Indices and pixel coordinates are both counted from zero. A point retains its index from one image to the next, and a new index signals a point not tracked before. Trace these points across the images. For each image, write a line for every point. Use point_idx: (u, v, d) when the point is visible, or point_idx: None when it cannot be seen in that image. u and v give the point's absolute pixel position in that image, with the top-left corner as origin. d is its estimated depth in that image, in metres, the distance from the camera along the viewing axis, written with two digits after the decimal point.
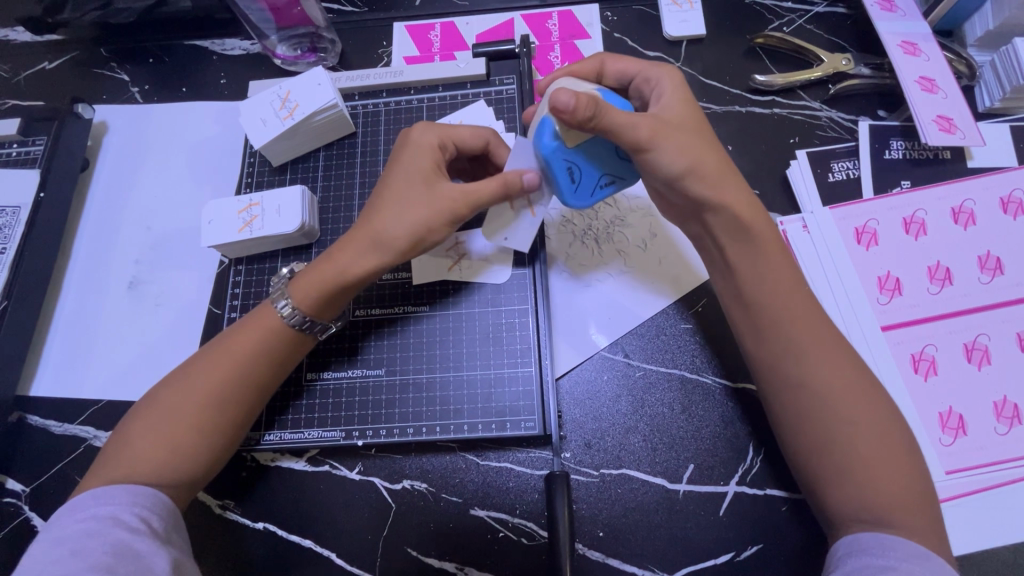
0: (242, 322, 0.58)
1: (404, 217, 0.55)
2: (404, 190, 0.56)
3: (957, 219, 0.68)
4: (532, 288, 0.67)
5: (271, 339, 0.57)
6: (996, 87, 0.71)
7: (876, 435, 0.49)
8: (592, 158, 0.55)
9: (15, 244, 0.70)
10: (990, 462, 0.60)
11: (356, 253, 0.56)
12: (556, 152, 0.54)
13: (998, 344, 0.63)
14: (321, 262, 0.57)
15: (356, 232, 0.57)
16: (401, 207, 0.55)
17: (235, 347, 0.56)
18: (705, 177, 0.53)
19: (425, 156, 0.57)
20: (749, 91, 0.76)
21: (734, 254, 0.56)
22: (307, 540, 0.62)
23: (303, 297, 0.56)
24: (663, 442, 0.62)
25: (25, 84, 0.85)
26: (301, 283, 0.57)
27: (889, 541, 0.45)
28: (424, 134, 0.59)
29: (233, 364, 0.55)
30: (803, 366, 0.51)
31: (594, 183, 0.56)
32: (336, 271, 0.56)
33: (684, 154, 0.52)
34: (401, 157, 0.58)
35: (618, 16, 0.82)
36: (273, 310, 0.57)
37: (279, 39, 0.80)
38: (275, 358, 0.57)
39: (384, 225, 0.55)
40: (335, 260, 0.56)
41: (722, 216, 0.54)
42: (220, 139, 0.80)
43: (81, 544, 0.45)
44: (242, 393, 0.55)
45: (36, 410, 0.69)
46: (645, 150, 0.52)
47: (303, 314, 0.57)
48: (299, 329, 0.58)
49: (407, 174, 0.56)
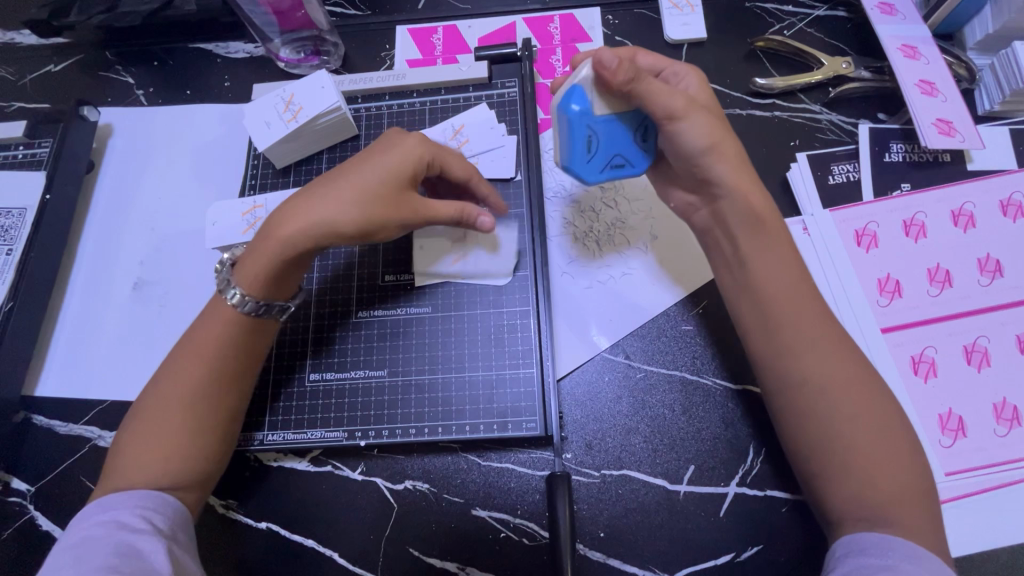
0: (204, 315, 0.58)
1: (354, 210, 0.55)
2: (362, 183, 0.56)
3: (957, 221, 0.68)
4: (534, 290, 0.67)
5: (235, 327, 0.56)
6: (996, 90, 0.71)
7: (875, 436, 0.49)
8: (611, 136, 0.58)
9: (21, 245, 0.70)
10: (989, 464, 0.60)
11: (290, 232, 0.55)
12: (582, 115, 0.55)
13: (998, 346, 0.63)
14: (261, 239, 0.56)
15: (299, 211, 0.56)
16: (353, 198, 0.55)
17: (203, 342, 0.56)
18: (725, 159, 0.56)
19: (403, 161, 0.57)
20: (750, 94, 0.76)
21: (744, 245, 0.57)
22: (310, 539, 0.62)
23: (250, 279, 0.56)
24: (664, 443, 0.63)
25: (31, 87, 0.85)
26: (245, 266, 0.56)
27: (887, 542, 0.45)
28: (409, 139, 0.59)
29: (203, 359, 0.55)
30: (801, 367, 0.52)
31: (606, 161, 0.59)
32: (273, 252, 0.55)
33: (710, 132, 0.56)
34: (375, 153, 0.58)
35: (619, 19, 0.83)
36: (225, 301, 0.57)
37: (283, 42, 0.81)
38: (242, 347, 0.57)
39: (331, 213, 0.55)
40: (275, 239, 0.55)
41: (736, 201, 0.57)
42: (224, 141, 0.81)
43: (85, 548, 0.46)
44: (218, 388, 0.55)
45: (41, 410, 0.69)
46: (676, 119, 0.55)
47: (254, 299, 0.56)
48: (254, 315, 0.57)
49: (372, 170, 0.56)
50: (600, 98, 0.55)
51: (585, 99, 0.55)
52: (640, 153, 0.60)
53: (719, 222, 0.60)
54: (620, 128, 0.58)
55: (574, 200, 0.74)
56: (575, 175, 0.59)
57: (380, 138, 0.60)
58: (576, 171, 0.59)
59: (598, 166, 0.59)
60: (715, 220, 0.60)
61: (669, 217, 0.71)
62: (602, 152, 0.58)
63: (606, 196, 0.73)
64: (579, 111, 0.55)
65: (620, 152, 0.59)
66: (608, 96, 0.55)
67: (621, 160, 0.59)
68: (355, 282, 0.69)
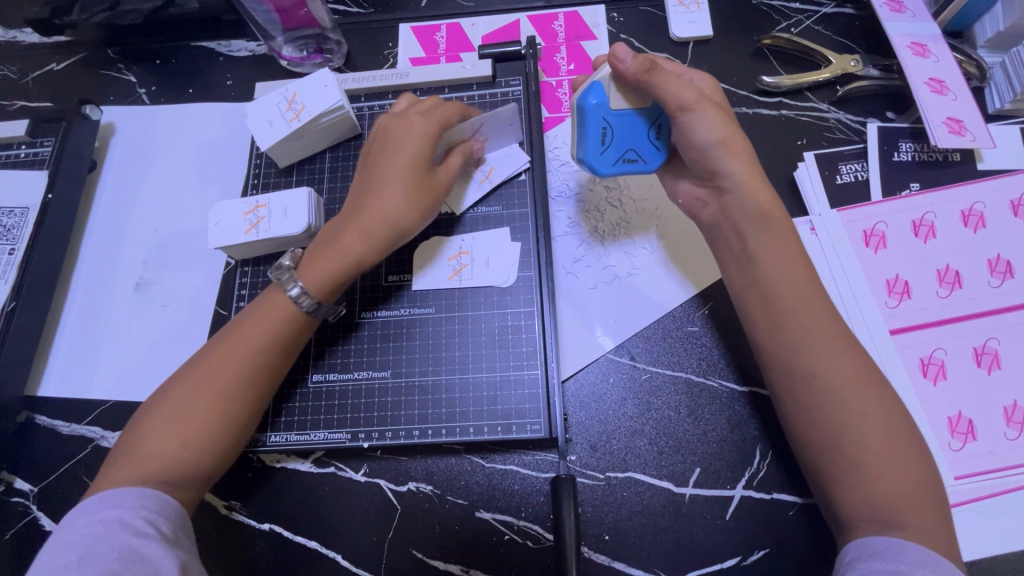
0: (250, 311, 0.58)
1: (409, 205, 0.60)
2: (405, 181, 0.60)
3: (967, 221, 0.67)
4: (539, 291, 0.67)
5: (281, 327, 0.57)
6: (1006, 88, 0.70)
7: (885, 438, 0.48)
8: (627, 128, 0.60)
9: (23, 244, 0.70)
10: (999, 468, 0.59)
11: (363, 237, 0.59)
12: (598, 107, 0.58)
13: (1008, 348, 0.62)
14: (327, 247, 0.59)
15: (357, 219, 0.59)
16: (404, 199, 0.59)
17: (247, 337, 0.56)
18: (737, 152, 0.57)
19: (421, 141, 0.60)
20: (756, 93, 0.76)
21: (753, 241, 0.57)
22: (313, 541, 0.62)
23: (316, 282, 0.58)
24: (670, 445, 0.62)
25: (33, 86, 0.85)
26: (313, 272, 0.58)
27: (898, 546, 0.44)
28: (413, 120, 0.62)
29: (247, 354, 0.56)
30: (811, 367, 0.51)
31: (619, 153, 0.61)
32: (346, 256, 0.58)
33: (720, 127, 0.56)
34: (394, 145, 0.61)
35: (625, 17, 0.82)
36: (284, 295, 0.58)
37: (286, 41, 0.80)
38: (283, 345, 0.57)
39: (395, 217, 0.59)
40: (344, 246, 0.59)
41: (744, 196, 0.57)
42: (226, 140, 0.80)
43: (89, 549, 0.45)
44: (254, 381, 0.56)
45: (44, 410, 0.69)
46: (688, 110, 0.56)
47: (315, 299, 0.58)
48: (307, 312, 0.58)
49: (403, 162, 0.60)
50: (618, 90, 0.58)
51: (603, 94, 0.58)
52: (654, 149, 0.61)
53: (728, 218, 0.59)
54: (636, 121, 0.60)
55: (579, 199, 0.73)
56: (589, 167, 0.62)
57: (386, 128, 0.63)
58: (590, 162, 0.61)
59: (611, 159, 0.61)
60: (724, 215, 0.59)
61: (674, 217, 0.71)
62: (616, 146, 0.60)
63: (611, 195, 0.73)
64: (594, 103, 0.58)
65: (633, 146, 0.61)
66: (625, 90, 0.58)
67: (634, 156, 0.61)
68: (357, 281, 0.69)
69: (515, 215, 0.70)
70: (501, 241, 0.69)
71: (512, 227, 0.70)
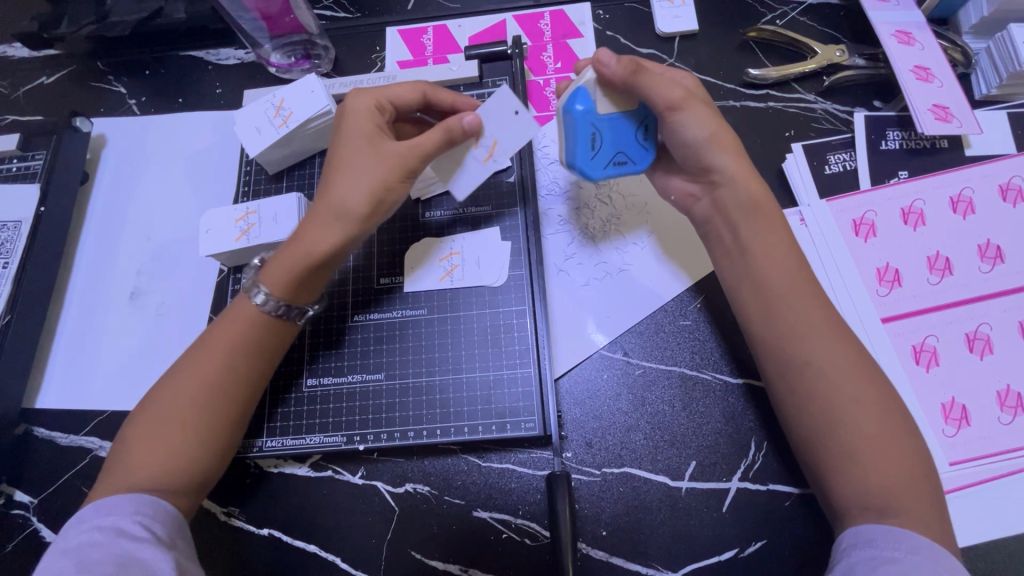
0: (225, 316, 0.59)
1: (357, 178, 0.57)
2: (350, 158, 0.58)
3: (956, 208, 0.67)
4: (530, 289, 0.67)
5: (250, 333, 0.57)
6: (993, 75, 0.71)
7: (878, 424, 0.48)
8: (617, 132, 0.59)
9: (17, 258, 0.70)
10: (993, 453, 0.59)
11: (312, 223, 0.57)
12: (586, 114, 0.58)
13: (1000, 334, 0.62)
14: (287, 244, 0.58)
15: (313, 211, 0.58)
16: (353, 177, 0.57)
17: (226, 339, 0.57)
18: (727, 148, 0.57)
19: (368, 119, 0.59)
20: (743, 85, 0.76)
21: (746, 232, 0.57)
22: (312, 545, 0.62)
23: (273, 279, 0.57)
24: (665, 440, 0.62)
25: (24, 100, 0.85)
26: (272, 269, 0.57)
27: (892, 533, 0.45)
28: (359, 98, 0.60)
29: (225, 354, 0.56)
30: (805, 356, 0.51)
31: (609, 157, 0.60)
32: (298, 244, 0.57)
33: (709, 124, 0.57)
34: (343, 130, 0.60)
35: (611, 14, 0.82)
36: (249, 301, 0.58)
37: (274, 48, 0.81)
38: (260, 348, 0.58)
39: (346, 195, 0.56)
40: (299, 237, 0.57)
41: (737, 189, 0.57)
42: (217, 148, 0.81)
43: (85, 554, 0.46)
44: (233, 384, 0.56)
45: (42, 422, 0.69)
46: (677, 110, 0.56)
47: (277, 299, 0.57)
48: (279, 315, 0.58)
49: (347, 142, 0.58)
50: (604, 95, 0.57)
51: (590, 99, 0.57)
52: (643, 150, 0.61)
53: (720, 211, 0.59)
54: (624, 124, 0.59)
55: (570, 197, 0.73)
56: (579, 173, 0.61)
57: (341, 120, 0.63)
58: (581, 168, 0.60)
59: (602, 163, 0.60)
60: (716, 210, 0.60)
61: (665, 210, 0.71)
62: (607, 149, 0.60)
63: (601, 192, 0.73)
64: (582, 109, 0.57)
65: (623, 148, 0.60)
66: (612, 93, 0.57)
67: (623, 158, 0.61)
68: (350, 284, 0.69)
69: (505, 215, 0.70)
70: (491, 240, 0.69)
71: (502, 227, 0.70)
